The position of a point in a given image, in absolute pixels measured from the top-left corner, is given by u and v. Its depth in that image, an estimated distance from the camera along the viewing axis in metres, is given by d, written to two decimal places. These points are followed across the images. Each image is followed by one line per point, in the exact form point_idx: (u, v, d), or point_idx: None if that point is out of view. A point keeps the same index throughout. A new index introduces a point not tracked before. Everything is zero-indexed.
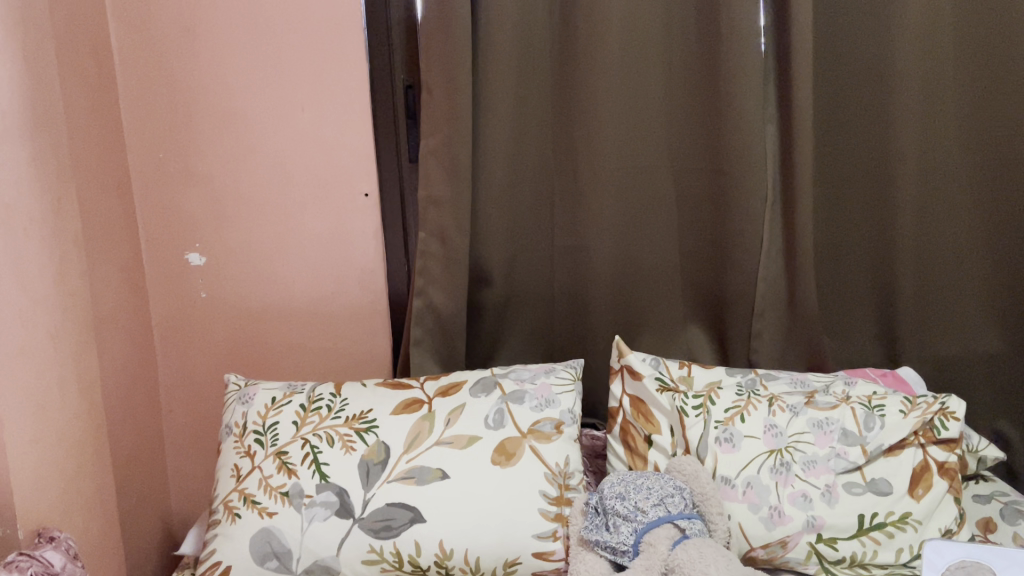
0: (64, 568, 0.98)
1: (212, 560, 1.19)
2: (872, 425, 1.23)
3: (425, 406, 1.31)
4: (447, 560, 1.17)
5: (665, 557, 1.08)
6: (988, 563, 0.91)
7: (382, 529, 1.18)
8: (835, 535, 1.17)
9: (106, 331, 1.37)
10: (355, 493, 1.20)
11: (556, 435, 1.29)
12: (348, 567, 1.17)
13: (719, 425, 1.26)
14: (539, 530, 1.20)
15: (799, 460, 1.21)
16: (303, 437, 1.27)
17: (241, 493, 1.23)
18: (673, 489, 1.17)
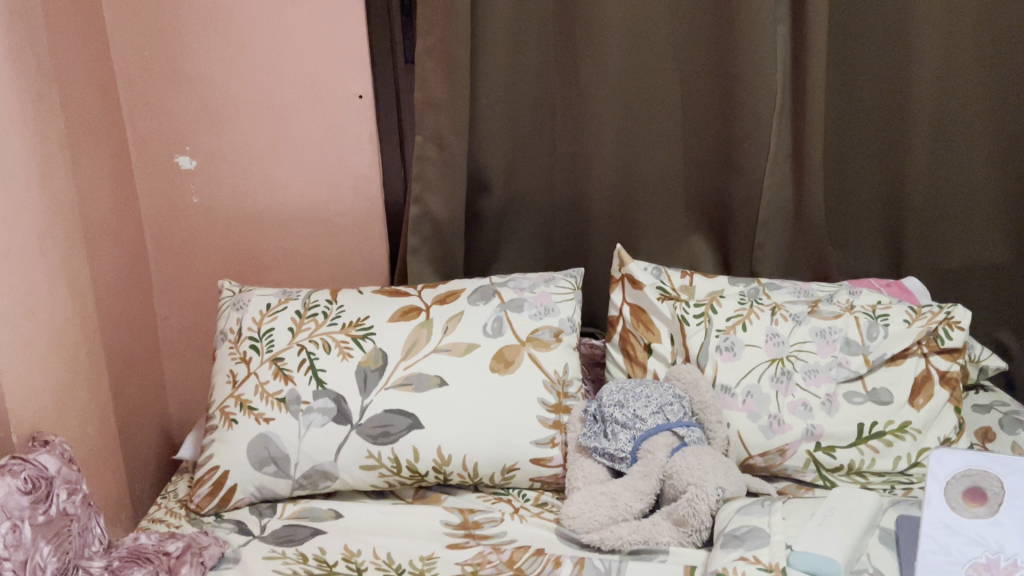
0: (58, 472, 0.96)
1: (209, 465, 1.20)
2: (875, 335, 1.21)
3: (423, 314, 1.28)
4: (445, 466, 1.19)
5: (664, 464, 1.12)
6: (996, 472, 0.83)
7: (380, 435, 1.18)
8: (833, 443, 1.17)
9: (95, 236, 1.33)
10: (351, 400, 1.20)
11: (554, 343, 1.28)
12: (346, 471, 1.18)
13: (720, 333, 1.24)
14: (537, 437, 1.21)
15: (800, 369, 1.20)
16: (298, 343, 1.24)
17: (236, 399, 1.22)
18: (671, 398, 1.19)
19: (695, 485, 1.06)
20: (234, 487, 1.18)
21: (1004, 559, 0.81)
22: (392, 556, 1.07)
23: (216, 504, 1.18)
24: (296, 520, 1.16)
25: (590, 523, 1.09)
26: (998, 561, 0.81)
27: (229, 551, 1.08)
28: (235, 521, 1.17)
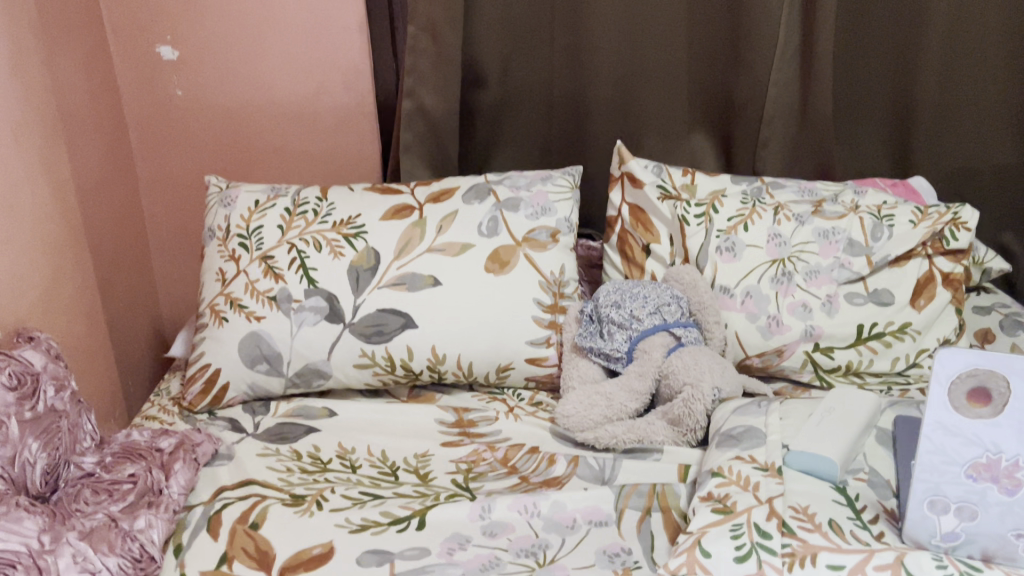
0: (45, 368, 0.95)
1: (201, 362, 1.19)
2: (879, 236, 1.18)
3: (416, 213, 1.23)
4: (439, 365, 1.18)
5: (660, 364, 1.11)
6: (1004, 372, 0.73)
7: (373, 334, 1.17)
8: (832, 344, 1.16)
9: (75, 129, 1.28)
10: (344, 298, 1.17)
11: (551, 244, 1.24)
12: (340, 370, 1.17)
13: (720, 234, 1.21)
14: (532, 337, 1.19)
15: (801, 270, 1.17)
16: (288, 242, 1.21)
17: (226, 297, 1.20)
18: (669, 298, 1.16)
19: (691, 385, 1.06)
20: (226, 385, 1.17)
21: (1005, 461, 0.73)
22: (387, 454, 1.08)
23: (209, 401, 1.18)
24: (289, 418, 1.16)
25: (583, 422, 1.10)
26: (999, 462, 0.73)
27: (222, 448, 1.08)
28: (228, 418, 1.17)
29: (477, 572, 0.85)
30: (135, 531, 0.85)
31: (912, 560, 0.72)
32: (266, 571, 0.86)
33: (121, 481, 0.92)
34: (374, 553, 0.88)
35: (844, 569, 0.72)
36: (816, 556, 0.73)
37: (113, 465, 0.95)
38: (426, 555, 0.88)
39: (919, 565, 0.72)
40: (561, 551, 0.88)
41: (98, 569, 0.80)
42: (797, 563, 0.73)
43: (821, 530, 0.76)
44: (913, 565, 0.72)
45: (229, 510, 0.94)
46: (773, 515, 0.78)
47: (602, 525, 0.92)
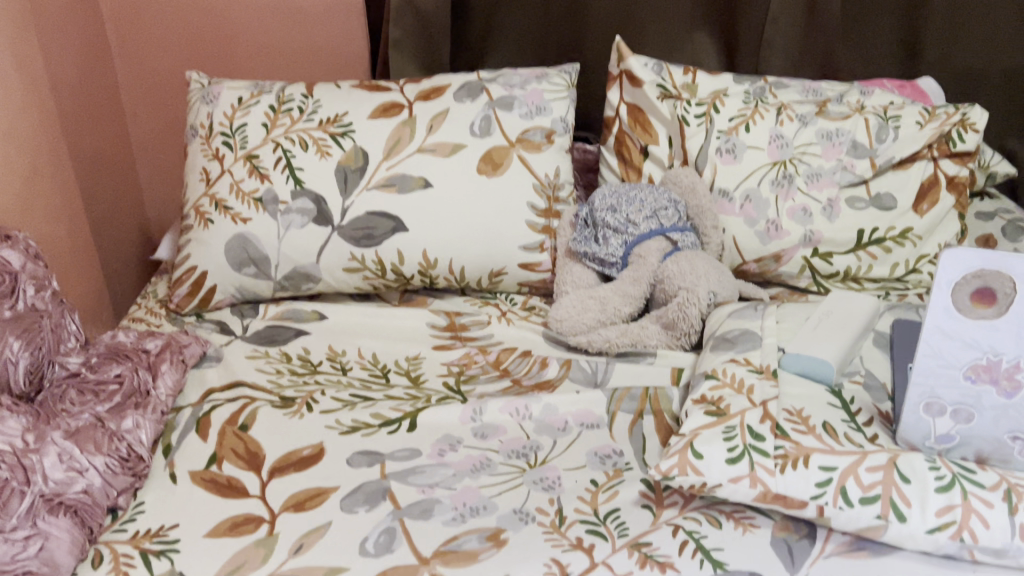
0: (23, 269, 0.93)
1: (187, 266, 1.16)
2: (884, 138, 1.14)
3: (405, 111, 1.19)
4: (431, 270, 1.16)
5: (655, 270, 1.09)
6: (1010, 271, 0.69)
7: (363, 238, 1.14)
8: (831, 250, 1.14)
9: (47, 18, 1.21)
10: (331, 200, 1.14)
11: (546, 145, 1.20)
12: (329, 273, 1.15)
13: (720, 135, 1.17)
14: (526, 242, 1.17)
15: (803, 173, 1.14)
16: (273, 141, 1.16)
17: (211, 198, 1.16)
18: (667, 203, 1.14)
19: (686, 290, 1.04)
20: (213, 288, 1.15)
21: (1006, 363, 0.71)
22: (378, 357, 1.06)
23: (197, 305, 1.17)
24: (279, 322, 1.14)
25: (576, 326, 1.08)
26: (999, 364, 0.71)
27: (211, 350, 1.07)
28: (216, 321, 1.15)
29: (468, 473, 0.85)
30: (123, 432, 0.85)
31: (904, 463, 0.72)
32: (256, 471, 0.85)
33: (107, 381, 0.91)
34: (364, 454, 0.88)
35: (836, 471, 0.72)
36: (809, 457, 0.73)
37: (99, 366, 0.94)
38: (417, 456, 0.87)
39: (912, 468, 0.72)
40: (552, 452, 0.88)
41: (85, 467, 0.80)
42: (790, 464, 0.73)
43: (815, 433, 0.76)
44: (906, 467, 0.71)
45: (219, 411, 0.94)
46: (767, 417, 0.77)
47: (594, 428, 0.91)
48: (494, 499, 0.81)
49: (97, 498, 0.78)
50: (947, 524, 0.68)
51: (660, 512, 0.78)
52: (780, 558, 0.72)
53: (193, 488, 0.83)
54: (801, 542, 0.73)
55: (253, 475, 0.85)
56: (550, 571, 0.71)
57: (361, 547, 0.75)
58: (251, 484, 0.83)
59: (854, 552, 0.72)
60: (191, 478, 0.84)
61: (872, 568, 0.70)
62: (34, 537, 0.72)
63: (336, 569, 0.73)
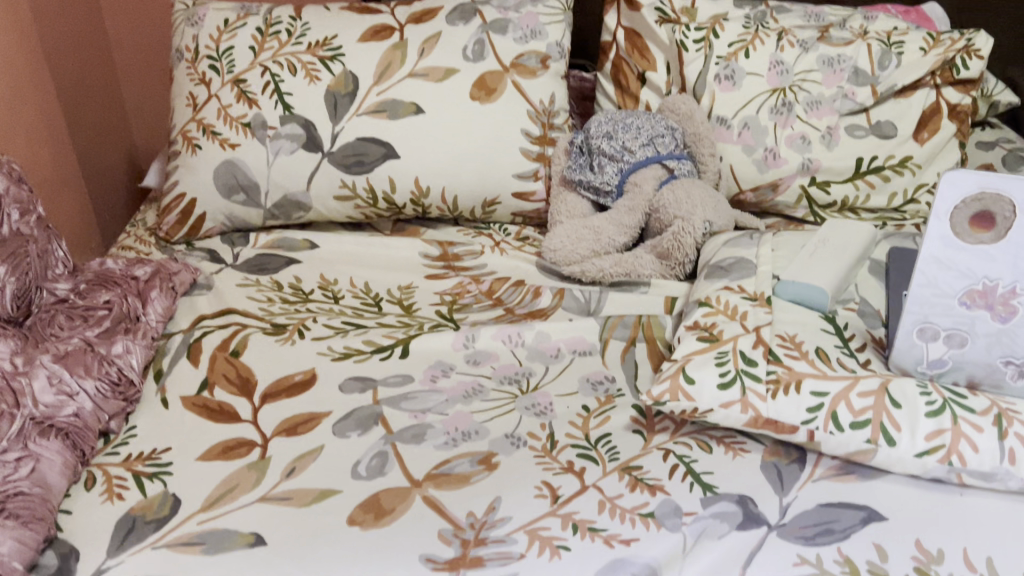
0: (6, 193, 0.90)
1: (176, 193, 1.15)
2: (887, 64, 1.11)
3: (396, 34, 1.15)
4: (423, 199, 1.14)
5: (650, 199, 1.07)
6: (1010, 195, 0.68)
7: (353, 165, 1.12)
8: (828, 179, 1.12)
9: None
10: (321, 126, 1.12)
11: (541, 71, 1.17)
12: (320, 201, 1.13)
13: (720, 61, 1.14)
14: (519, 170, 1.15)
15: (802, 100, 1.11)
16: (261, 65, 1.13)
17: (199, 123, 1.14)
18: (664, 130, 1.12)
19: (682, 219, 1.03)
20: (202, 216, 1.14)
21: (1002, 288, 0.70)
22: (370, 286, 1.06)
23: (187, 233, 1.15)
24: (269, 250, 1.13)
25: (570, 255, 1.07)
26: (996, 289, 0.70)
27: (201, 278, 1.06)
28: (206, 250, 1.14)
29: (460, 399, 0.85)
30: (113, 357, 0.85)
31: (896, 388, 0.72)
32: (248, 396, 0.85)
33: (96, 308, 0.91)
34: (356, 381, 0.87)
35: (828, 396, 0.72)
36: (801, 383, 0.73)
37: (88, 293, 0.93)
38: (409, 383, 0.87)
39: (903, 393, 0.72)
40: (544, 379, 0.88)
41: (75, 391, 0.80)
42: (782, 390, 0.73)
43: (807, 359, 0.75)
44: (897, 393, 0.72)
45: (209, 338, 0.93)
46: (760, 344, 0.77)
47: (586, 355, 0.91)
48: (486, 425, 0.81)
49: (88, 421, 0.78)
50: (936, 448, 0.68)
51: (651, 437, 0.78)
52: (770, 482, 0.72)
53: (184, 412, 0.83)
54: (790, 466, 0.74)
55: (245, 401, 0.84)
56: (541, 494, 0.72)
57: (354, 470, 0.76)
58: (243, 409, 0.83)
59: (843, 476, 0.72)
60: (182, 403, 0.84)
61: (861, 491, 0.70)
62: (25, 459, 0.72)
63: (329, 492, 0.73)
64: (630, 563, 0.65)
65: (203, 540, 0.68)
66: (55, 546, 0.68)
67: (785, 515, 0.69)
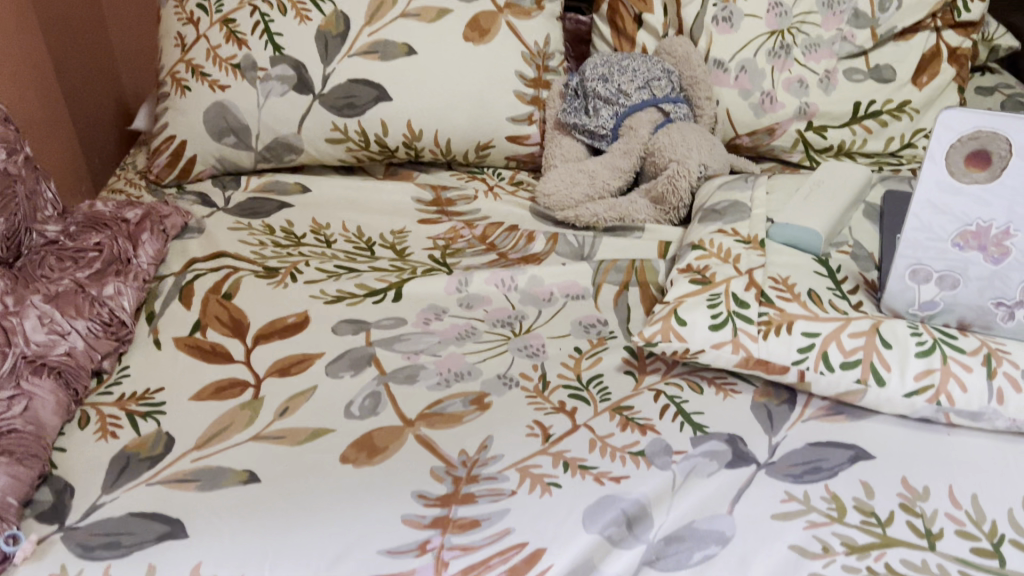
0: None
1: (166, 135, 1.13)
2: (888, 7, 1.09)
3: None
4: (416, 142, 1.13)
5: (646, 142, 1.07)
6: (1007, 133, 0.67)
7: (345, 107, 1.10)
8: (825, 124, 1.11)
9: None
10: (312, 67, 1.10)
11: (535, 12, 1.15)
12: (311, 144, 1.12)
13: (717, 3, 1.11)
14: (514, 113, 1.14)
15: (801, 43, 1.10)
16: (250, 5, 1.11)
17: (187, 64, 1.12)
18: (660, 73, 1.11)
19: (677, 163, 1.02)
20: (193, 159, 1.13)
21: (995, 229, 0.70)
22: (363, 230, 1.05)
23: (177, 176, 1.14)
24: (261, 194, 1.12)
25: (564, 200, 1.06)
26: (989, 231, 0.70)
27: (193, 222, 1.05)
28: (197, 193, 1.13)
29: (453, 341, 0.85)
30: (104, 298, 0.84)
31: (887, 329, 0.72)
32: (241, 338, 0.85)
33: (86, 250, 0.90)
34: (349, 323, 0.87)
35: (819, 337, 0.72)
36: (792, 324, 0.73)
37: (78, 235, 0.92)
38: (402, 325, 0.87)
39: (894, 334, 0.72)
40: (537, 322, 0.88)
41: (67, 331, 0.80)
42: (773, 331, 0.73)
43: (800, 300, 0.75)
44: (888, 334, 0.72)
45: (201, 280, 0.93)
46: (752, 286, 0.77)
47: (579, 299, 0.91)
48: (479, 366, 0.82)
49: (81, 361, 0.78)
50: (925, 388, 0.69)
51: (642, 378, 0.79)
52: (760, 421, 0.73)
53: (177, 353, 0.83)
54: (780, 407, 0.74)
55: (238, 342, 0.84)
56: (533, 433, 0.72)
57: (347, 410, 0.76)
58: (236, 350, 0.83)
59: (832, 416, 0.73)
60: (175, 344, 0.84)
61: (849, 430, 0.71)
62: (18, 397, 0.72)
63: (322, 431, 0.73)
64: (619, 500, 0.65)
65: (197, 477, 0.68)
66: (50, 482, 0.68)
67: (774, 453, 0.69)
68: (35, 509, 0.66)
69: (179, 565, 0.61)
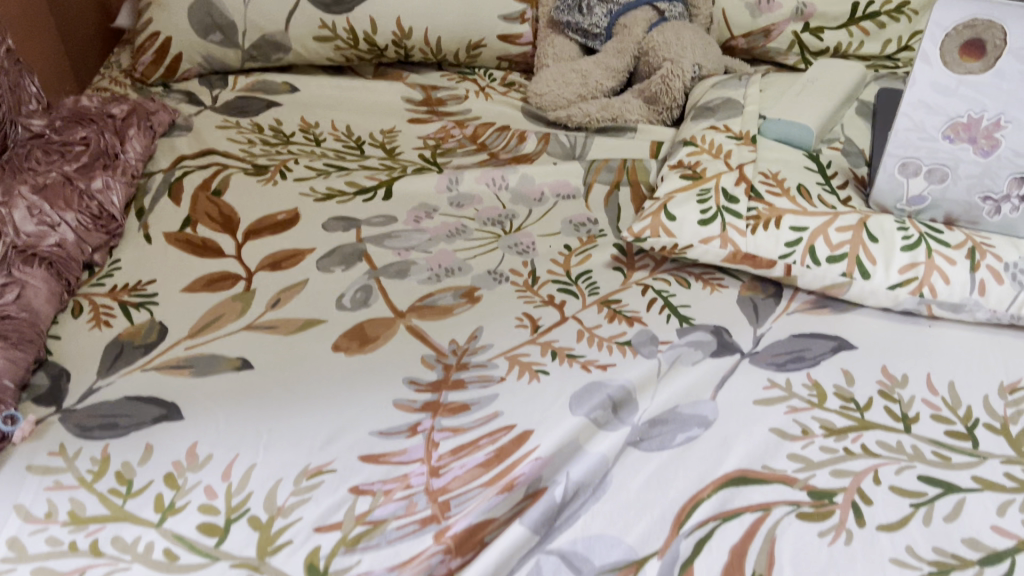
0: None
1: (149, 32, 1.11)
2: None
3: None
4: (405, 41, 1.11)
5: (640, 40, 1.06)
6: (1003, 23, 0.67)
7: (332, 4, 1.08)
8: (823, 25, 1.09)
9: None
10: None
11: None
12: (298, 43, 1.10)
13: None
14: (506, 12, 1.12)
15: None
16: None
17: None
18: None
19: (671, 62, 1.01)
20: (179, 57, 1.11)
21: (986, 120, 0.69)
22: (352, 129, 1.04)
23: (162, 75, 1.12)
24: (248, 93, 1.10)
25: (556, 100, 1.05)
26: (980, 122, 0.70)
27: (180, 120, 1.04)
28: (184, 92, 1.11)
29: (443, 238, 0.85)
30: (93, 193, 0.84)
31: (874, 223, 0.73)
32: (231, 233, 0.85)
33: (73, 144, 0.90)
34: (339, 220, 0.87)
35: (807, 232, 0.72)
36: (781, 219, 0.74)
37: (64, 129, 0.91)
38: (393, 222, 0.87)
39: (881, 229, 0.73)
40: (528, 220, 0.88)
41: (56, 222, 0.80)
42: (762, 225, 0.73)
43: (789, 195, 0.76)
44: (875, 228, 0.72)
45: (190, 177, 0.92)
46: (742, 181, 0.77)
47: (570, 199, 0.91)
48: (469, 262, 0.82)
49: (72, 252, 0.78)
50: (909, 281, 0.70)
51: (631, 274, 0.79)
52: (745, 314, 0.74)
53: (168, 248, 0.83)
54: (766, 300, 0.75)
55: (228, 237, 0.85)
56: (522, 325, 0.73)
57: (339, 301, 0.77)
58: (226, 245, 0.83)
59: (817, 310, 0.74)
60: (165, 239, 0.84)
61: (833, 323, 0.73)
62: (11, 285, 0.72)
63: (314, 321, 0.74)
64: (605, 385, 0.66)
65: (191, 364, 0.69)
66: (45, 367, 0.69)
67: (758, 344, 0.71)
68: (32, 392, 0.67)
69: (176, 444, 0.62)
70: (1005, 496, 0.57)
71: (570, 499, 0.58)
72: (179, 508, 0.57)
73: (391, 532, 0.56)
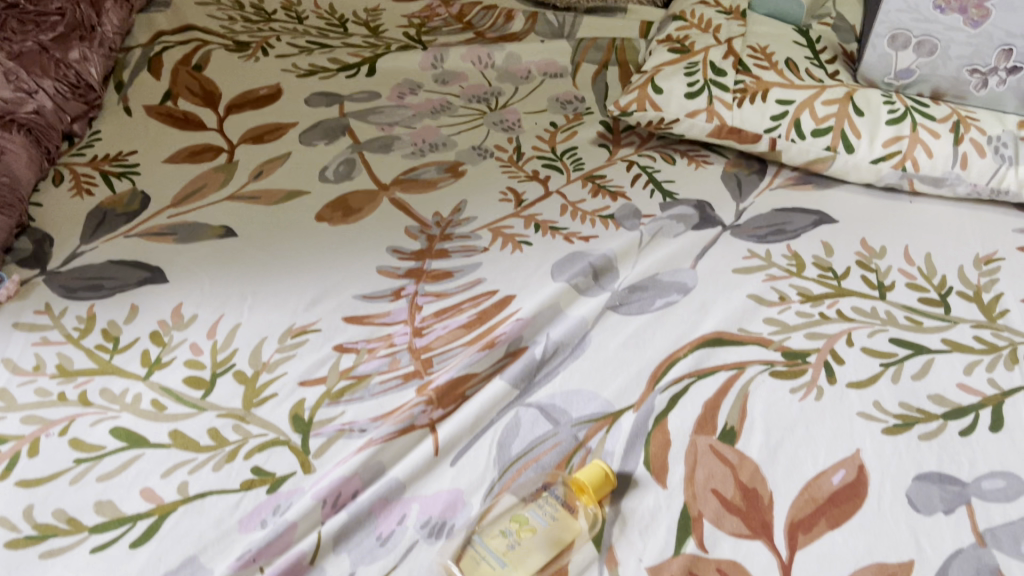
0: None
1: None
2: None
3: None
4: None
5: None
6: None
7: None
8: None
9: None
10: None
11: None
12: None
13: None
14: None
15: None
16: None
17: None
18: None
19: None
20: None
21: None
22: (335, 7, 1.02)
23: None
24: None
25: None
26: None
27: None
28: None
29: (428, 114, 0.84)
30: (70, 62, 0.81)
31: (860, 97, 0.73)
32: (213, 107, 0.84)
33: (48, 14, 0.81)
34: (322, 96, 0.86)
35: (793, 105, 0.72)
36: (768, 92, 0.73)
37: None
38: (376, 99, 0.86)
39: (867, 103, 0.73)
40: (514, 98, 0.87)
41: (33, 90, 0.77)
42: (748, 99, 0.73)
43: (777, 69, 0.75)
44: (861, 102, 0.72)
45: (170, 53, 0.91)
46: (731, 55, 0.76)
47: (557, 77, 0.90)
48: (454, 138, 0.81)
49: (51, 121, 0.77)
50: (892, 154, 0.71)
51: (616, 151, 0.79)
52: (728, 189, 0.74)
53: (148, 121, 0.82)
54: (750, 177, 0.76)
55: (210, 111, 0.84)
56: (506, 198, 0.74)
57: (322, 174, 0.76)
58: (208, 119, 0.82)
59: (800, 186, 0.74)
60: (146, 113, 0.83)
61: (815, 198, 0.73)
62: None
63: (297, 193, 0.74)
64: (587, 254, 0.67)
65: (174, 231, 0.69)
66: (28, 233, 0.69)
67: (740, 217, 0.71)
68: (16, 256, 0.67)
69: (161, 304, 0.63)
70: (971, 356, 0.59)
71: (550, 357, 0.59)
72: (165, 363, 0.58)
73: (374, 386, 0.57)
